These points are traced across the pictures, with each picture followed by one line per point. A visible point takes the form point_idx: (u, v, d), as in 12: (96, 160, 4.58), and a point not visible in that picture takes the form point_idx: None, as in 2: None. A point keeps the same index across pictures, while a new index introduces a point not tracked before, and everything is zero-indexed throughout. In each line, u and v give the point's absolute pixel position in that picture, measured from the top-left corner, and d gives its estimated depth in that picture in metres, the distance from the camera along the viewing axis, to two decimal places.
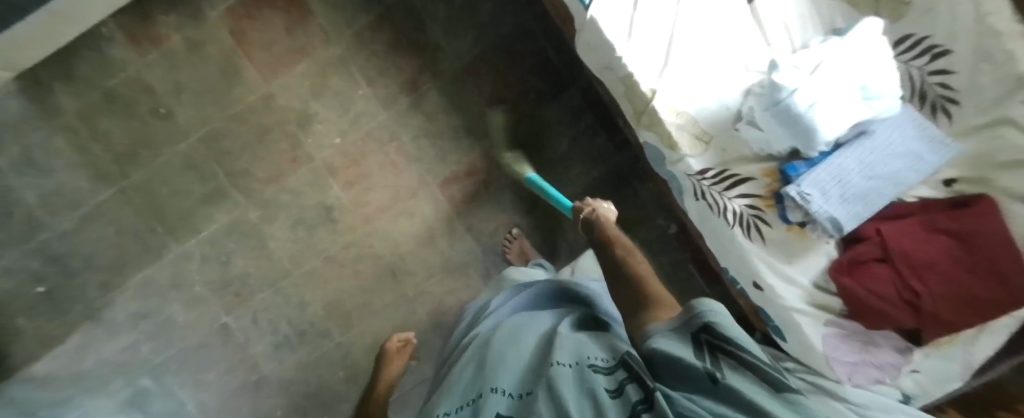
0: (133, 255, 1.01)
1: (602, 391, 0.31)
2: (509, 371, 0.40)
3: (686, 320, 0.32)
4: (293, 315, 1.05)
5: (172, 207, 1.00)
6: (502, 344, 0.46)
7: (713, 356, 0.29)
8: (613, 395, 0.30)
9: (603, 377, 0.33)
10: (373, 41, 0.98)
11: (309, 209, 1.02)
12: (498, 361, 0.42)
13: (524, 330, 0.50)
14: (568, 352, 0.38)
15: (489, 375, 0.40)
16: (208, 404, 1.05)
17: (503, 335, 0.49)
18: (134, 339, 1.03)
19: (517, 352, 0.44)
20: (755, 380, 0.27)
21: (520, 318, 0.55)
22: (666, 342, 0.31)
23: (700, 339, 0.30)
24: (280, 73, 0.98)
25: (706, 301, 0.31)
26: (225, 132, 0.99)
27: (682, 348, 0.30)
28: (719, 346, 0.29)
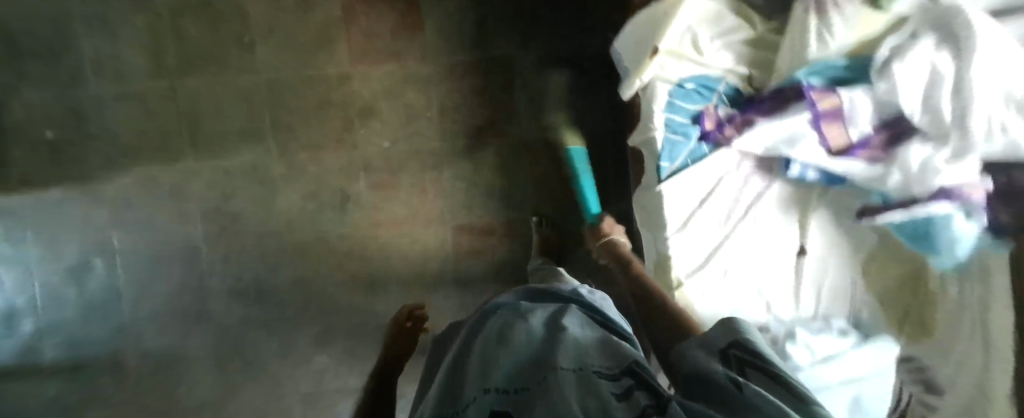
0: (148, 147, 1.02)
1: (608, 393, 0.24)
2: (491, 368, 0.31)
3: (718, 339, 0.31)
4: (263, 272, 1.06)
5: (208, 125, 1.02)
6: (484, 344, 0.36)
7: (741, 370, 0.26)
8: (619, 400, 0.23)
9: (607, 383, 0.25)
10: (462, 78, 1.01)
11: (327, 189, 1.04)
12: (476, 364, 0.33)
13: (512, 321, 0.39)
14: (568, 357, 0.29)
15: (469, 383, 0.31)
16: (142, 310, 1.06)
17: (501, 324, 0.39)
18: (107, 220, 1.03)
19: (500, 348, 0.34)
20: (781, 391, 0.23)
21: (508, 311, 0.43)
22: (699, 361, 0.29)
23: (727, 354, 0.29)
24: (367, 62, 1.00)
25: (742, 325, 0.31)
26: (291, 86, 1.01)
27: (709, 363, 0.28)
28: (750, 361, 0.27)
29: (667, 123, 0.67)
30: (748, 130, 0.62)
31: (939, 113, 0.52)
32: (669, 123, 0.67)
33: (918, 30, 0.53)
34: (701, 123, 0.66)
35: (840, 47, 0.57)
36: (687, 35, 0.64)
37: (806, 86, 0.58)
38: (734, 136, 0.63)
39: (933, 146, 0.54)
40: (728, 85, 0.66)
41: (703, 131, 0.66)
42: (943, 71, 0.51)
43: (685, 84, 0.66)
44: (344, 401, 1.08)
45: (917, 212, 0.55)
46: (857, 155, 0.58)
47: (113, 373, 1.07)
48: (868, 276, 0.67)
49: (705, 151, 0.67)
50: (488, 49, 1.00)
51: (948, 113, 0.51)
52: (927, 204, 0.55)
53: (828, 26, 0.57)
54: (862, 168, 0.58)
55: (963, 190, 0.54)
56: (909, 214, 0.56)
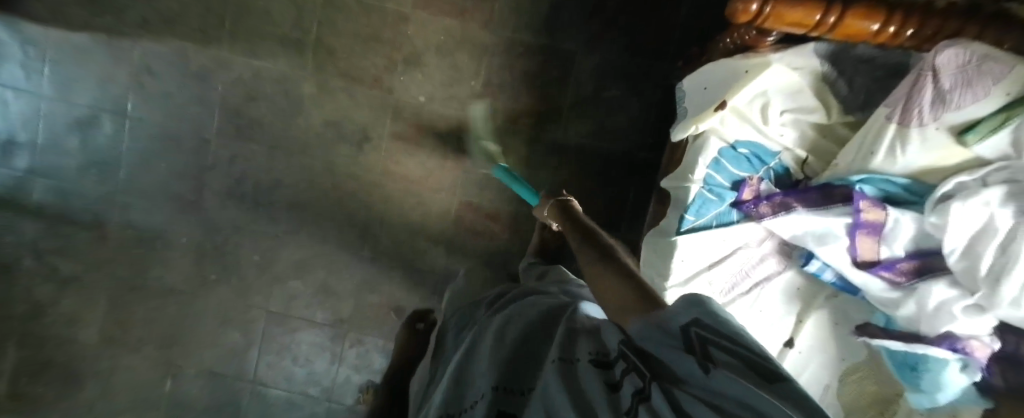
0: (186, 23, 0.99)
1: (597, 382, 0.26)
2: (495, 365, 0.35)
3: (677, 315, 0.26)
4: (264, 184, 1.05)
5: (252, 20, 0.99)
6: (490, 338, 0.40)
7: (705, 356, 0.22)
8: (607, 387, 0.25)
9: (593, 369, 0.28)
10: (519, 56, 0.98)
11: (351, 123, 1.02)
12: (483, 359, 0.38)
13: (515, 320, 0.43)
14: (562, 350, 0.32)
15: (481, 379, 0.35)
16: (136, 181, 1.05)
17: (498, 324, 0.43)
18: (127, 82, 1.02)
19: (502, 344, 0.38)
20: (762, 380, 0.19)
21: (512, 307, 0.48)
22: (658, 345, 0.25)
23: (688, 334, 0.24)
24: (429, 10, 0.97)
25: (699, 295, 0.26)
26: (347, 9, 0.98)
27: (673, 353, 0.24)
28: (713, 342, 0.23)
29: (706, 179, 0.65)
30: (781, 214, 0.61)
31: (978, 264, 0.50)
32: (707, 180, 0.65)
33: (992, 178, 0.51)
34: (740, 191, 0.65)
35: (906, 164, 0.55)
36: (760, 98, 0.63)
37: (857, 191, 0.56)
38: (767, 214, 0.63)
39: (957, 292, 0.53)
40: (781, 162, 0.66)
41: (738, 199, 0.65)
42: (999, 227, 0.49)
43: (738, 148, 0.65)
44: (305, 333, 1.10)
45: (915, 348, 0.55)
46: (879, 274, 0.57)
47: (92, 233, 1.07)
48: (845, 380, 0.66)
49: (733, 218, 0.66)
50: (553, 36, 0.97)
51: (985, 267, 0.50)
52: (929, 345, 0.54)
53: (903, 142, 0.54)
54: (880, 288, 0.57)
55: (969, 343, 0.53)
56: (906, 347, 0.56)
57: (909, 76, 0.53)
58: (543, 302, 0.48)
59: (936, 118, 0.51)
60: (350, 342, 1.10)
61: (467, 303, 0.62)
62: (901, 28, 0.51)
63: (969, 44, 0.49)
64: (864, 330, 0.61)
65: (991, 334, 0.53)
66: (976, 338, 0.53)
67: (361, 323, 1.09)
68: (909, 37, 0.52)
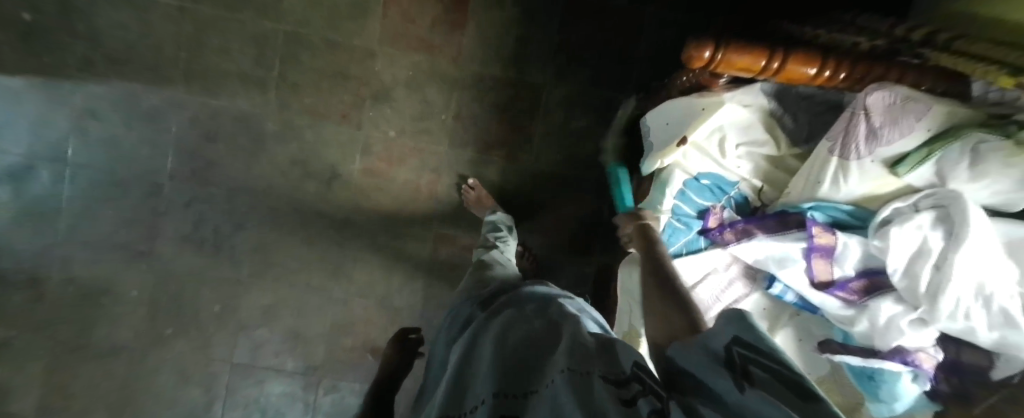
0: (137, 63, 0.95)
1: (611, 397, 0.28)
2: (500, 374, 0.39)
3: (720, 335, 0.30)
4: (225, 229, 1.01)
5: (209, 60, 0.97)
6: (491, 347, 0.44)
7: (741, 368, 0.26)
8: (621, 404, 0.26)
9: (602, 383, 0.30)
10: (488, 90, 1.01)
11: (319, 161, 1.01)
12: (482, 367, 0.42)
13: (515, 332, 0.46)
14: (571, 358, 0.34)
15: (481, 384, 0.39)
16: (78, 231, 0.98)
17: (502, 329, 0.47)
18: (68, 127, 0.95)
19: (504, 354, 0.42)
20: (787, 390, 0.22)
21: (512, 316, 0.50)
22: (701, 361, 0.29)
23: (731, 352, 0.28)
24: (396, 48, 0.98)
25: (739, 312, 0.29)
26: (311, 47, 0.97)
27: (714, 370, 0.27)
28: (751, 359, 0.26)
29: (674, 209, 0.69)
30: (744, 240, 0.66)
31: (917, 282, 0.56)
32: (675, 210, 0.69)
33: (922, 204, 0.57)
34: (705, 219, 0.69)
35: (848, 192, 0.61)
36: (717, 133, 0.67)
37: (809, 218, 0.62)
38: (731, 241, 0.67)
39: (903, 308, 0.58)
40: (740, 192, 0.70)
41: (704, 227, 0.69)
42: (931, 248, 0.55)
43: (701, 179, 0.69)
44: (273, 384, 1.05)
45: (872, 363, 0.59)
46: (835, 294, 0.62)
47: (28, 291, 0.98)
48: None
49: (701, 245, 0.70)
50: (521, 70, 1.00)
51: (924, 285, 0.55)
52: (883, 359, 0.59)
53: (844, 174, 0.59)
54: (836, 307, 0.62)
55: (917, 357, 0.58)
56: (864, 362, 0.60)
57: (844, 115, 0.58)
58: (551, 309, 0.49)
59: (871, 152, 0.57)
60: (324, 389, 1.06)
61: (472, 298, 0.67)
62: (835, 72, 0.56)
63: (894, 87, 0.54)
64: (825, 347, 0.65)
65: (934, 346, 0.59)
66: (922, 351, 0.58)
67: (335, 368, 1.06)
68: (842, 80, 0.57)
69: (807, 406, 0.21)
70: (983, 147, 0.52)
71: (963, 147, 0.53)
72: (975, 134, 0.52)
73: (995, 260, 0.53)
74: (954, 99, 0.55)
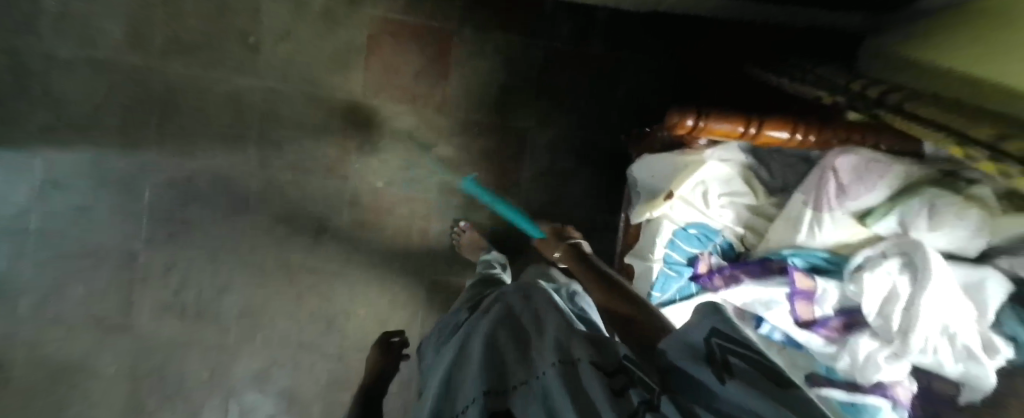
0: (103, 129, 0.91)
1: (602, 389, 0.32)
2: (486, 370, 0.43)
3: (697, 327, 0.34)
4: (208, 293, 0.99)
5: (182, 120, 0.94)
6: (480, 343, 0.47)
7: (722, 359, 0.31)
8: (611, 394, 0.32)
9: (591, 378, 0.34)
10: (475, 137, 1.02)
11: (305, 217, 1.00)
12: (474, 363, 0.45)
13: (504, 326, 0.49)
14: (560, 353, 0.39)
15: (471, 380, 0.43)
16: (48, 308, 0.93)
17: (491, 323, 0.50)
18: (31, 200, 0.91)
19: (494, 351, 0.46)
20: (763, 380, 0.27)
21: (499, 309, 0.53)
22: (683, 353, 0.34)
23: (710, 344, 0.33)
24: (380, 100, 0.98)
25: (711, 304, 0.34)
26: (292, 103, 0.96)
27: (698, 362, 0.32)
28: (729, 351, 0.31)
29: (665, 257, 0.73)
30: (733, 286, 0.70)
31: (889, 322, 0.62)
32: (666, 258, 0.73)
33: (889, 250, 0.63)
34: (695, 265, 0.73)
35: (823, 240, 0.66)
36: (700, 186, 0.71)
37: (790, 264, 0.67)
38: (721, 286, 0.71)
39: (878, 343, 0.64)
40: (725, 239, 0.75)
41: (695, 273, 0.73)
42: (900, 293, 0.60)
43: (689, 228, 0.73)
44: None
45: (857, 398, 0.64)
46: (818, 332, 0.68)
47: None
48: None
49: (692, 290, 0.73)
50: (505, 116, 1.02)
51: (895, 324, 0.61)
52: (867, 394, 0.64)
53: (818, 221, 0.64)
54: (820, 344, 0.68)
55: (895, 391, 0.64)
56: (850, 397, 0.65)
57: (815, 172, 0.65)
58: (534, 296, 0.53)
59: (841, 205, 0.62)
60: None
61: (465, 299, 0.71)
62: (805, 135, 0.61)
63: (858, 151, 0.61)
64: (813, 381, 0.68)
65: (908, 379, 0.64)
66: (900, 385, 0.64)
67: None
68: (811, 142, 0.62)
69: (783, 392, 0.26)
70: (938, 202, 0.57)
71: (921, 202, 0.59)
72: (930, 191, 0.58)
73: (958, 305, 0.58)
74: (909, 158, 0.61)
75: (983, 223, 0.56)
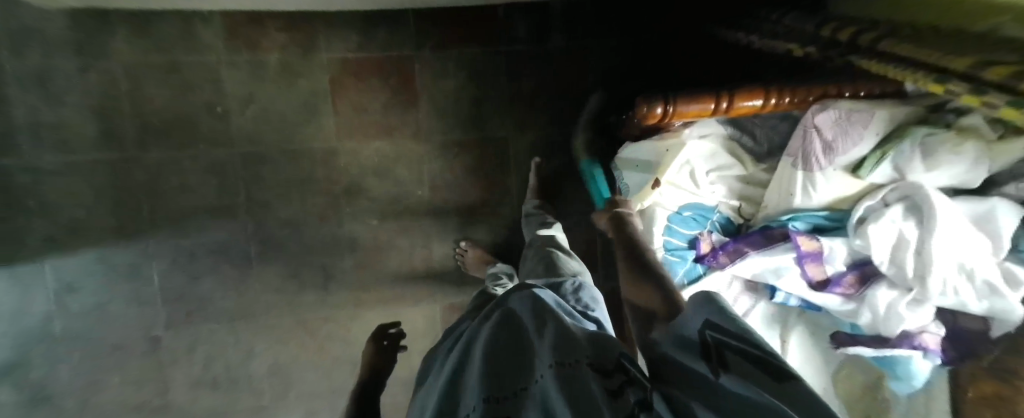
0: (100, 226, 0.94)
1: (600, 390, 0.30)
2: (486, 374, 0.39)
3: (695, 322, 0.34)
4: (234, 360, 1.01)
5: (172, 201, 0.95)
6: (480, 347, 0.43)
7: (718, 353, 0.30)
8: (609, 397, 0.29)
9: (592, 380, 0.32)
10: (457, 156, 1.02)
11: (309, 269, 1.01)
12: (473, 371, 0.41)
13: (504, 325, 0.46)
14: (558, 353, 0.36)
15: (473, 388, 0.39)
16: (89, 404, 0.97)
17: (495, 323, 0.46)
18: (48, 309, 0.93)
19: (493, 354, 0.42)
20: (760, 373, 0.27)
21: (497, 310, 0.50)
22: (680, 346, 0.34)
23: (706, 337, 0.32)
24: (356, 140, 0.99)
25: (710, 295, 0.35)
26: (272, 162, 0.97)
27: (693, 356, 0.31)
28: (724, 344, 0.31)
29: (665, 244, 0.72)
30: (738, 260, 0.68)
31: (904, 269, 0.60)
32: (666, 244, 0.72)
33: (890, 197, 0.60)
34: (697, 247, 0.72)
35: (820, 199, 0.64)
36: (686, 166, 0.69)
37: (792, 229, 0.65)
38: (727, 263, 0.70)
39: (898, 292, 0.62)
40: (722, 214, 0.73)
41: (698, 254, 0.72)
42: (909, 238, 0.58)
43: (683, 211, 0.72)
44: None
45: (884, 352, 0.63)
46: (834, 291, 0.66)
47: None
48: (836, 379, 0.75)
49: (699, 272, 0.72)
50: (482, 128, 1.02)
51: (910, 270, 0.59)
52: (894, 347, 0.62)
53: (811, 181, 0.62)
54: (838, 303, 0.66)
55: (922, 338, 0.61)
56: (878, 351, 0.64)
57: (798, 133, 0.62)
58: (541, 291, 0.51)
59: (831, 161, 0.60)
60: None
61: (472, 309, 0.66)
62: (779, 99, 0.60)
63: (835, 105, 0.59)
64: (837, 340, 0.70)
65: (935, 323, 0.62)
66: (927, 331, 0.61)
67: None
68: (789, 103, 0.60)
69: (781, 385, 0.25)
70: (930, 140, 0.55)
71: (912, 144, 0.56)
72: (920, 131, 0.56)
73: (971, 240, 0.56)
74: (891, 100, 0.59)
75: (983, 153, 0.53)
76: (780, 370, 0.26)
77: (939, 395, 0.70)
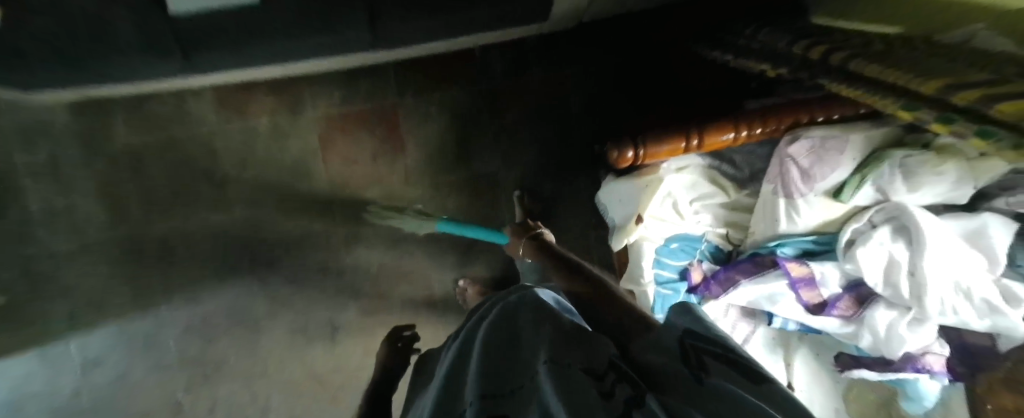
0: (117, 300, 0.98)
1: (591, 390, 0.29)
2: (482, 376, 0.39)
3: (674, 329, 0.35)
4: (254, 415, 1.05)
5: (181, 270, 0.99)
6: (478, 347, 0.43)
7: (697, 358, 0.30)
8: (599, 396, 0.28)
9: (587, 379, 0.31)
10: (449, 197, 1.03)
11: (315, 322, 1.04)
12: (472, 371, 0.41)
13: (502, 325, 0.44)
14: (553, 351, 0.35)
15: (470, 389, 0.39)
16: None
17: (497, 320, 0.45)
18: (77, 384, 0.98)
19: (489, 354, 0.42)
20: (741, 376, 0.27)
21: (497, 306, 0.48)
22: (660, 354, 0.34)
23: (685, 344, 0.32)
24: (349, 193, 1.01)
25: (685, 306, 0.35)
26: (271, 223, 1.00)
27: (674, 362, 0.31)
28: (703, 349, 0.31)
29: (656, 278, 0.70)
30: (732, 290, 0.67)
31: (899, 290, 0.58)
32: (657, 278, 0.70)
33: (876, 219, 0.59)
34: (688, 278, 0.71)
35: (805, 224, 0.62)
36: (668, 198, 0.68)
37: (780, 256, 0.64)
38: (721, 292, 0.69)
39: (897, 312, 0.60)
40: (709, 243, 0.73)
41: (690, 285, 0.71)
42: (899, 258, 0.57)
43: (670, 243, 0.70)
44: None
45: (888, 375, 0.62)
46: (832, 314, 0.64)
47: None
48: (847, 399, 0.73)
49: (693, 303, 0.71)
50: (471, 168, 1.03)
51: (906, 291, 0.58)
52: (898, 370, 0.61)
53: (794, 207, 0.61)
54: (837, 326, 0.65)
55: (926, 360, 0.60)
56: (881, 374, 0.63)
57: (774, 161, 0.61)
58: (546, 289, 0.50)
59: (811, 188, 0.58)
60: None
61: None
62: (751, 130, 0.58)
63: (810, 133, 0.57)
64: (841, 363, 0.69)
65: (939, 344, 0.60)
66: (930, 353, 0.60)
67: None
68: (761, 134, 0.58)
69: (763, 386, 0.26)
70: (909, 162, 0.54)
71: (891, 166, 0.55)
72: (897, 154, 0.54)
73: (964, 258, 0.54)
74: (865, 123, 0.57)
75: (962, 172, 0.52)
76: (760, 371, 0.27)
77: (959, 409, 0.68)
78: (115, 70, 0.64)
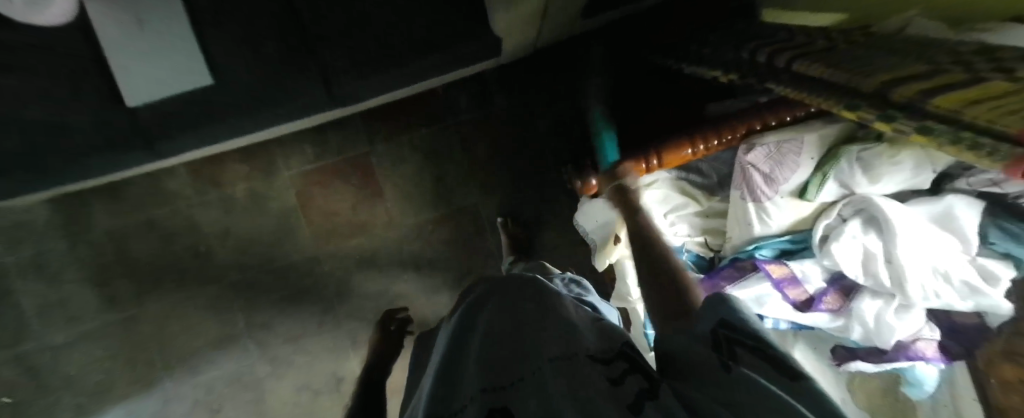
0: (120, 383, 0.98)
1: (601, 378, 0.33)
2: (484, 366, 0.38)
3: (707, 318, 0.36)
4: None
5: (179, 345, 1.00)
6: (480, 337, 0.43)
7: (729, 348, 0.33)
8: (608, 382, 0.32)
9: (596, 369, 0.34)
10: (434, 234, 1.04)
11: (318, 376, 1.04)
12: (472, 361, 0.40)
13: (504, 316, 0.45)
14: (560, 345, 0.38)
15: (469, 380, 0.38)
16: None
17: (498, 312, 0.46)
18: None
19: (491, 343, 0.42)
20: (774, 374, 0.30)
21: (493, 298, 0.49)
22: (690, 338, 0.36)
23: (717, 333, 0.34)
24: (333, 244, 1.01)
25: (721, 295, 0.36)
26: (262, 284, 1.00)
27: (706, 350, 0.33)
28: (735, 340, 0.33)
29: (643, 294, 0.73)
30: None
31: (880, 279, 0.58)
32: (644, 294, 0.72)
33: (845, 213, 0.59)
34: None
35: (778, 225, 0.62)
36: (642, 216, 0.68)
37: (759, 259, 0.65)
38: None
39: (883, 300, 0.60)
40: (691, 252, 0.73)
41: None
42: (874, 249, 0.57)
43: None
44: None
45: (884, 366, 0.63)
46: (820, 309, 0.64)
47: None
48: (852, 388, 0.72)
49: None
50: (451, 203, 1.03)
51: (887, 280, 0.57)
52: (892, 361, 0.62)
53: (764, 210, 0.61)
54: (827, 321, 0.64)
55: (917, 347, 0.61)
56: (878, 365, 0.63)
57: (736, 169, 0.62)
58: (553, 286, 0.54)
59: (776, 191, 0.59)
60: None
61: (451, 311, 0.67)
62: (706, 145, 0.61)
63: (764, 139, 0.59)
64: (837, 357, 0.68)
65: (930, 329, 0.60)
66: (920, 339, 0.60)
67: None
68: (716, 147, 0.61)
69: (794, 385, 0.29)
70: (865, 155, 0.55)
71: (849, 161, 0.56)
72: (853, 149, 0.55)
73: (936, 242, 0.54)
74: (818, 122, 0.59)
75: (919, 159, 0.52)
76: (794, 370, 0.30)
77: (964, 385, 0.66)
78: (85, 172, 0.66)
